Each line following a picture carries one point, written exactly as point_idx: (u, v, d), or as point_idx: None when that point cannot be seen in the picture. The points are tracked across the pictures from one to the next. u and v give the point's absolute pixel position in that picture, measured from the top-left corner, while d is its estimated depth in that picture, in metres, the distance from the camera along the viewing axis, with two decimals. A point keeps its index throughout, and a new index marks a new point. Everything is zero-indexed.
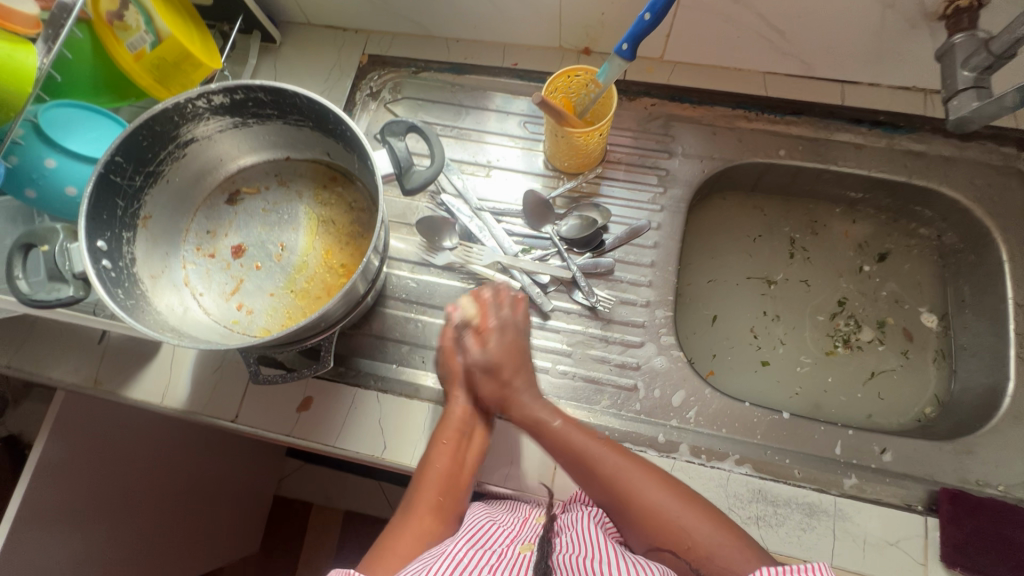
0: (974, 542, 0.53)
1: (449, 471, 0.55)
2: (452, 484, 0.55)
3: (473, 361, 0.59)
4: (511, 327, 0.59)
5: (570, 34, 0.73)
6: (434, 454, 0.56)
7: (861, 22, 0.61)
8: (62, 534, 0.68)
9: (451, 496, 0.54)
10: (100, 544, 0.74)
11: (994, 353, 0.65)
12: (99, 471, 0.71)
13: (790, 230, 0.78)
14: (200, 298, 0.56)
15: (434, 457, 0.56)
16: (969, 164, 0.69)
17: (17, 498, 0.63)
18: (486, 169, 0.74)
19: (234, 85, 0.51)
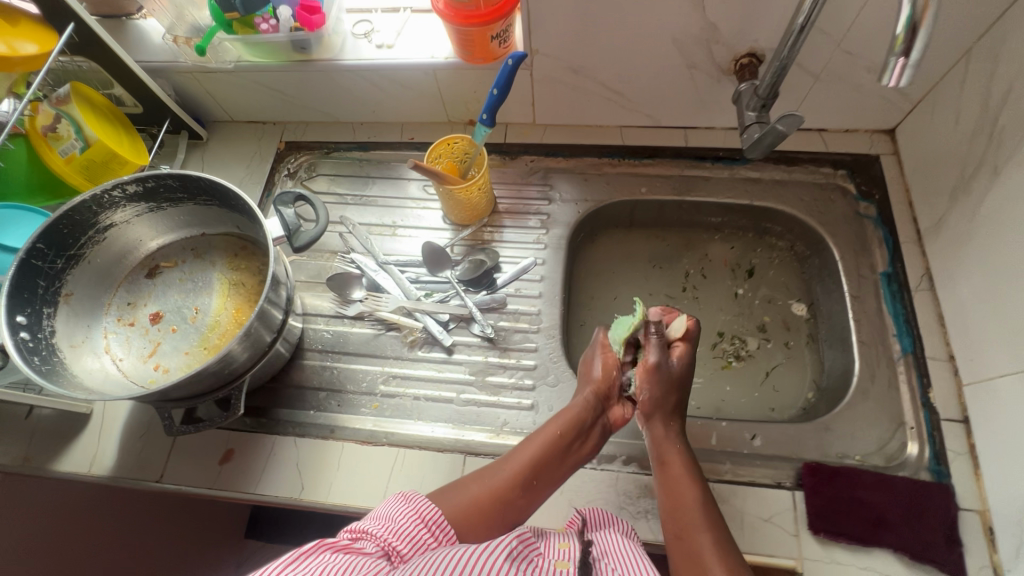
0: (833, 507, 0.59)
1: (548, 449, 0.60)
2: (555, 460, 0.60)
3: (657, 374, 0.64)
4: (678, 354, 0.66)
5: (454, 110, 0.86)
6: (547, 430, 0.62)
7: (677, 79, 0.75)
8: None
9: (543, 473, 0.60)
10: None
11: (843, 341, 0.73)
12: (29, 553, 0.72)
13: (686, 265, 0.87)
14: (119, 362, 0.62)
15: (544, 432, 0.62)
16: (798, 184, 0.81)
17: None
18: (392, 229, 0.84)
19: (145, 175, 0.60)
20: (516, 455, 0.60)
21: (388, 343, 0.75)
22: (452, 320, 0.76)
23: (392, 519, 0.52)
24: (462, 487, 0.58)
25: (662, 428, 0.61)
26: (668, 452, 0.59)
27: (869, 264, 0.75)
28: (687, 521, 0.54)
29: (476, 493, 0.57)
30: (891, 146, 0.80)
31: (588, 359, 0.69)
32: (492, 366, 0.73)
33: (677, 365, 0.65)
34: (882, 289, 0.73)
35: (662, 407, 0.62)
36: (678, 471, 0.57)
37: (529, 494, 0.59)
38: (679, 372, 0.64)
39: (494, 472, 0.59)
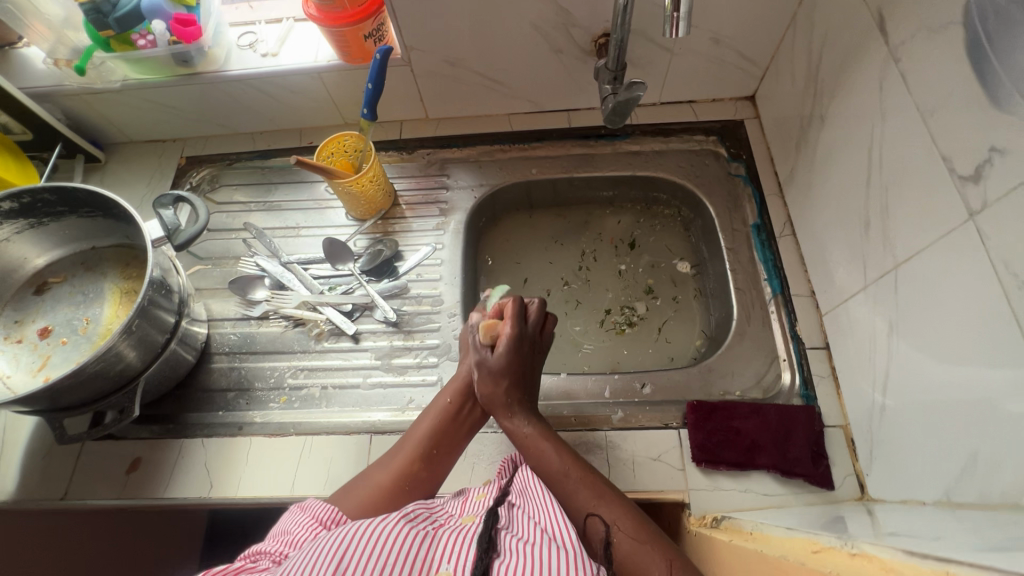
0: (712, 439, 0.64)
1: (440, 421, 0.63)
2: (449, 429, 0.63)
3: (489, 368, 0.62)
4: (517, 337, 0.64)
5: (348, 111, 0.89)
6: (427, 414, 0.63)
7: (547, 64, 0.80)
8: None
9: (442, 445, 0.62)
10: None
11: (723, 291, 0.79)
12: None
13: (581, 244, 0.92)
14: (6, 379, 0.62)
15: (437, 405, 0.64)
16: (675, 152, 0.87)
17: None
18: (296, 231, 0.86)
19: (18, 192, 0.60)
20: (413, 433, 0.62)
21: (296, 338, 0.77)
22: (356, 309, 0.78)
23: (289, 531, 0.52)
24: (361, 483, 0.58)
25: (506, 421, 0.61)
26: (526, 438, 0.59)
27: (741, 218, 0.81)
28: (568, 493, 0.54)
29: (379, 480, 0.58)
30: (754, 111, 0.88)
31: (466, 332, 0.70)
32: (397, 348, 0.76)
33: (500, 357, 0.63)
34: (753, 240, 0.79)
35: (499, 400, 0.62)
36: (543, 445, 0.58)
37: (432, 468, 0.60)
38: (499, 364, 0.62)
39: (392, 456, 0.60)
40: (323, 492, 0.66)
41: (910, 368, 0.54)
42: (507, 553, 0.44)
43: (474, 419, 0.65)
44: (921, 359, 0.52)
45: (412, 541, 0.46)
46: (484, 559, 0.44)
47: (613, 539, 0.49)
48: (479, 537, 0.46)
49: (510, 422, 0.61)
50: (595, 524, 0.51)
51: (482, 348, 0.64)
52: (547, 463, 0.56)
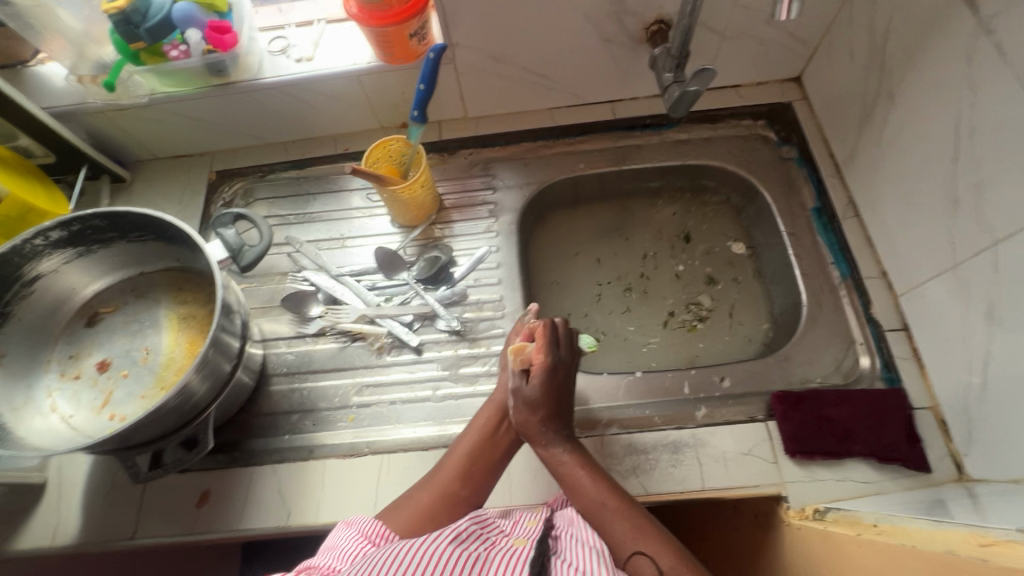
0: (804, 429, 0.63)
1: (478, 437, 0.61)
2: (486, 449, 0.60)
3: (520, 396, 0.58)
4: (558, 365, 0.60)
5: (384, 114, 0.86)
6: (468, 429, 0.62)
7: (595, 55, 0.78)
8: None
9: (480, 467, 0.59)
10: None
11: (788, 277, 0.78)
12: None
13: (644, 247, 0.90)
14: (69, 419, 0.59)
15: (475, 424, 0.62)
16: (724, 139, 0.86)
17: None
18: (341, 242, 0.83)
19: (68, 219, 0.57)
20: (453, 453, 0.61)
21: (356, 353, 0.74)
22: (416, 320, 0.76)
23: (337, 546, 0.52)
24: (407, 499, 0.58)
25: (541, 448, 0.58)
26: (562, 465, 0.57)
27: (800, 203, 0.80)
28: (604, 525, 0.53)
29: (422, 499, 0.57)
30: (801, 92, 0.86)
31: (508, 347, 0.68)
32: (464, 357, 0.73)
33: (534, 389, 0.58)
34: (814, 224, 0.79)
35: (532, 429, 0.58)
36: (576, 472, 0.56)
37: (471, 486, 0.58)
38: (535, 394, 0.58)
39: (434, 474, 0.60)
40: None
41: (1013, 347, 0.53)
42: None
43: (512, 444, 0.62)
44: None
45: (466, 563, 0.45)
46: None
47: None
48: (532, 563, 0.45)
49: (545, 451, 0.58)
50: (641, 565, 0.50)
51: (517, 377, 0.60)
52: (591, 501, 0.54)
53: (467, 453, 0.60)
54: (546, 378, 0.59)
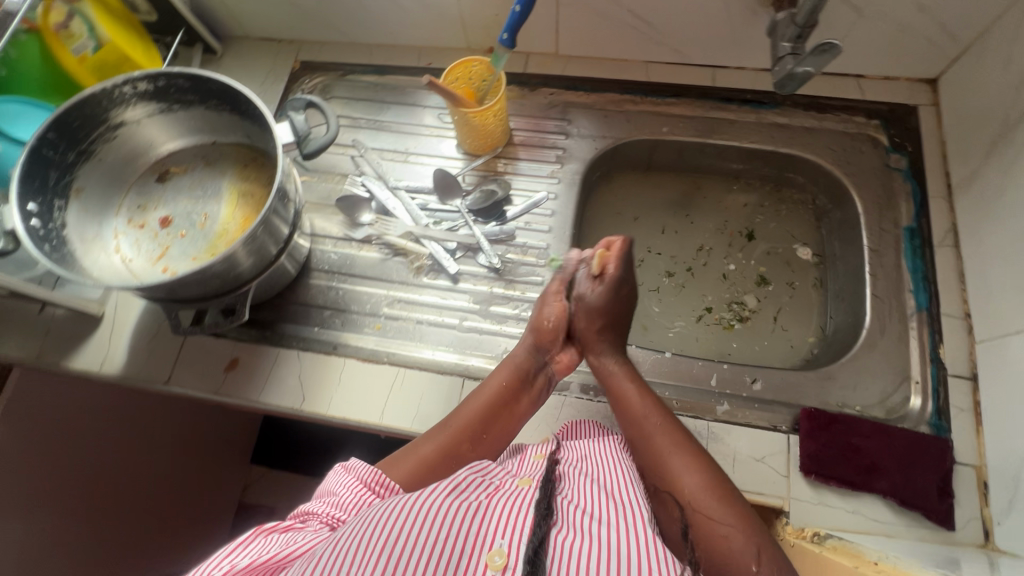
0: (827, 451, 0.60)
1: (497, 395, 0.60)
2: (502, 410, 0.60)
3: (585, 301, 0.66)
4: (623, 282, 0.66)
5: (474, 35, 0.83)
6: (485, 387, 0.62)
7: (710, 10, 0.71)
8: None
9: (493, 429, 0.59)
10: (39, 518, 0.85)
11: (856, 296, 0.72)
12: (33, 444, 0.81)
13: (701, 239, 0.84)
14: (129, 262, 0.63)
15: (490, 385, 0.61)
16: (828, 133, 0.78)
17: None
18: (405, 156, 0.83)
19: (156, 73, 0.59)
20: (461, 412, 0.59)
21: (395, 268, 0.76)
22: (459, 249, 0.75)
23: (337, 493, 0.52)
24: (410, 453, 0.57)
25: (597, 357, 0.63)
26: (612, 374, 0.61)
27: (893, 219, 0.72)
28: (646, 433, 0.54)
29: (425, 454, 0.56)
30: (932, 97, 0.77)
31: (540, 307, 0.67)
32: (497, 296, 0.73)
33: (599, 298, 0.65)
34: (903, 245, 0.71)
35: (592, 338, 0.64)
36: (623, 384, 0.60)
37: (479, 448, 0.58)
38: (600, 301, 0.65)
39: (439, 430, 0.59)
40: (411, 427, 0.66)
41: None
42: (563, 535, 0.44)
43: (526, 409, 0.62)
44: None
45: (459, 516, 0.44)
46: (539, 531, 0.43)
47: (690, 490, 0.48)
48: (539, 505, 0.46)
49: (596, 360, 0.63)
50: (675, 474, 0.50)
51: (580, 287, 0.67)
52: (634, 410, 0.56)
53: (477, 412, 0.59)
54: (610, 289, 0.66)
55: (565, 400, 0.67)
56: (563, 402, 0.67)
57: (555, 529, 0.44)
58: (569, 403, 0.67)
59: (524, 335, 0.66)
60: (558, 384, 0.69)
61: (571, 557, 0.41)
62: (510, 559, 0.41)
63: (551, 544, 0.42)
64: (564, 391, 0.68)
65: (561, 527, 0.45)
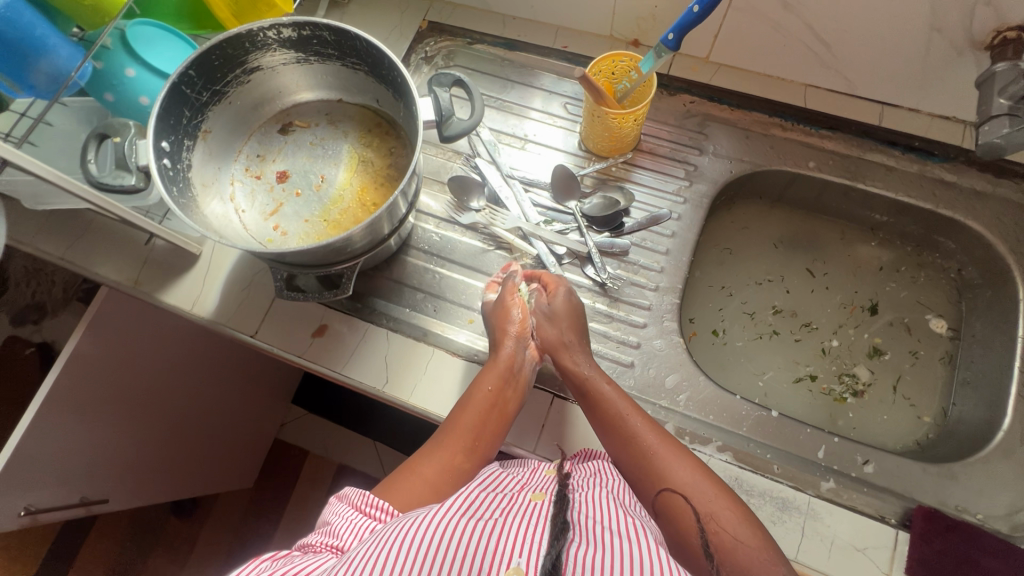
0: (940, 560, 0.54)
1: (485, 403, 0.59)
2: (491, 419, 0.59)
3: (538, 309, 0.65)
4: (573, 300, 0.66)
5: (622, 24, 0.77)
6: (471, 398, 0.60)
7: (906, 42, 0.63)
8: (69, 416, 0.80)
9: (484, 438, 0.58)
10: (103, 431, 0.88)
11: (995, 390, 0.65)
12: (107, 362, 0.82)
13: (822, 299, 0.77)
14: (242, 214, 0.61)
15: (479, 393, 0.60)
16: (999, 202, 0.69)
17: (63, 359, 0.76)
18: (522, 142, 0.78)
19: (303, 21, 0.56)
20: (456, 423, 0.58)
21: (496, 262, 0.72)
22: (567, 255, 0.71)
23: (334, 521, 0.50)
24: (410, 473, 0.55)
25: (570, 359, 0.62)
26: (587, 379, 0.60)
27: None
28: (632, 431, 0.55)
29: (427, 475, 0.55)
30: None
31: (502, 309, 0.64)
32: (598, 314, 0.69)
33: (558, 303, 0.64)
34: None
35: (560, 343, 0.62)
36: (599, 381, 0.60)
37: (474, 458, 0.57)
38: (560, 310, 0.64)
39: (437, 446, 0.57)
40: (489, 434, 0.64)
41: None
42: (579, 548, 0.42)
43: (514, 411, 0.61)
44: None
45: (473, 535, 0.43)
46: (556, 543, 0.42)
47: (684, 484, 0.51)
48: (554, 523, 0.45)
49: (572, 368, 0.61)
50: (668, 471, 0.52)
51: (545, 304, 0.65)
52: (602, 393, 0.59)
53: (469, 423, 0.58)
54: (563, 300, 0.65)
55: None
56: None
57: (572, 543, 0.43)
58: None
59: (500, 338, 0.63)
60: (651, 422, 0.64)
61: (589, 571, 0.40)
62: None
63: (568, 557, 0.41)
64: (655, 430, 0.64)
65: (577, 540, 0.43)
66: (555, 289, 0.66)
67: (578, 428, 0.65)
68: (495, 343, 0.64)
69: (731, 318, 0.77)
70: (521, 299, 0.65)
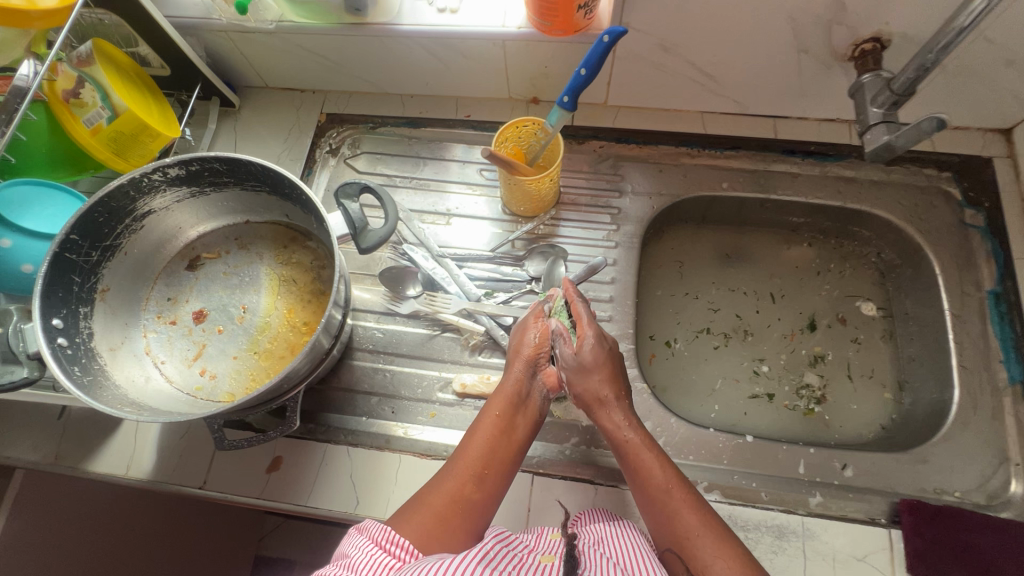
0: (936, 551, 0.55)
1: (494, 431, 0.56)
2: (500, 443, 0.56)
3: (564, 362, 0.60)
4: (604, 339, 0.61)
5: (518, 86, 0.78)
6: (481, 424, 0.57)
7: (780, 64, 0.66)
8: None
9: (496, 470, 0.54)
10: None
11: (939, 364, 0.68)
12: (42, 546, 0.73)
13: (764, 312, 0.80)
14: (162, 366, 0.56)
15: (486, 419, 0.57)
16: (896, 187, 0.74)
17: None
18: (446, 218, 0.77)
19: (188, 157, 0.52)
20: (464, 453, 0.55)
21: (445, 346, 0.70)
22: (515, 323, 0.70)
23: (349, 557, 0.45)
24: (420, 506, 0.51)
25: (607, 415, 0.57)
26: (625, 439, 0.56)
27: (974, 281, 0.69)
28: (671, 512, 0.50)
29: (433, 502, 0.51)
30: (1007, 149, 0.73)
31: (519, 332, 0.63)
32: None
33: (585, 354, 0.59)
34: (988, 310, 0.67)
35: (593, 395, 0.58)
36: (642, 448, 0.55)
37: (484, 489, 0.53)
38: (586, 360, 0.59)
39: (445, 475, 0.54)
40: None
41: None
42: None
43: (525, 437, 0.58)
44: None
45: None
46: None
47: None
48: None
49: (609, 423, 0.57)
50: (703, 559, 0.47)
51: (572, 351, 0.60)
52: (644, 459, 0.54)
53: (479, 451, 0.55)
54: (591, 350, 0.59)
55: None
56: None
57: None
58: None
59: (510, 362, 0.62)
60: None
61: None
62: None
63: None
64: None
65: None
66: (581, 338, 0.60)
67: (565, 501, 0.62)
68: (510, 365, 0.62)
69: (688, 348, 0.78)
70: (545, 323, 0.63)
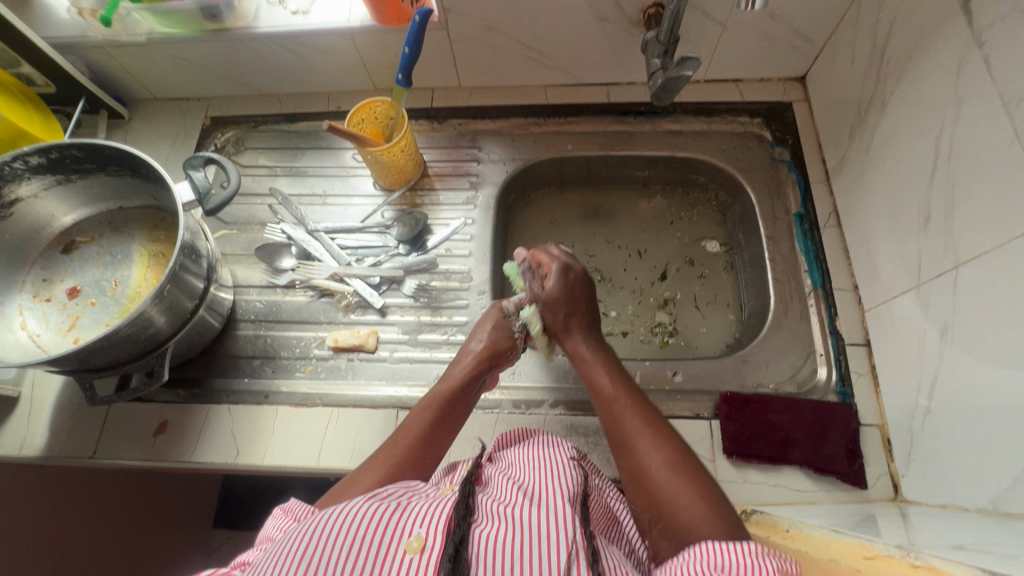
0: (745, 431, 0.63)
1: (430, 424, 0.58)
2: (434, 433, 0.58)
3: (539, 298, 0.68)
4: (572, 272, 0.69)
5: (378, 76, 0.87)
6: (417, 415, 0.59)
7: (590, 34, 0.76)
8: None
9: (426, 458, 0.56)
10: None
11: (761, 280, 0.77)
12: None
13: (621, 263, 0.88)
14: (36, 338, 0.61)
15: (421, 411, 0.59)
16: (716, 135, 0.84)
17: None
18: (322, 199, 0.84)
19: (47, 146, 0.58)
20: (397, 440, 0.56)
21: (321, 309, 0.76)
22: (383, 283, 0.77)
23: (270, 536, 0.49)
24: (347, 487, 0.52)
25: (574, 343, 0.65)
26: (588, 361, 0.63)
27: (783, 207, 0.78)
28: (640, 452, 0.52)
29: (362, 485, 0.51)
30: (802, 93, 0.84)
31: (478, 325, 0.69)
32: (425, 325, 0.75)
33: (552, 287, 0.67)
34: (795, 229, 0.76)
35: (561, 325, 0.66)
36: (619, 394, 0.58)
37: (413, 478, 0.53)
38: (556, 293, 0.67)
39: (372, 462, 0.54)
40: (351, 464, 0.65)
41: (962, 371, 0.52)
42: (484, 524, 0.44)
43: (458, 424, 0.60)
44: (976, 366, 0.50)
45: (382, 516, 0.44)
46: (460, 525, 0.43)
47: (678, 500, 0.47)
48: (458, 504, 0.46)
49: (573, 346, 0.65)
50: (666, 488, 0.49)
51: (539, 283, 0.69)
52: (621, 405, 0.57)
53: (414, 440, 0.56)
54: (559, 282, 0.67)
55: (497, 418, 0.67)
56: (495, 419, 0.67)
57: (475, 525, 0.45)
58: (500, 421, 0.67)
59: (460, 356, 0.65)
60: (488, 403, 0.69)
61: (494, 547, 0.42)
62: (427, 543, 0.41)
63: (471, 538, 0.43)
64: (496, 408, 0.69)
65: (483, 523, 0.45)
66: (548, 272, 0.68)
67: None
68: (458, 361, 0.65)
69: None
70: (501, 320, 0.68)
